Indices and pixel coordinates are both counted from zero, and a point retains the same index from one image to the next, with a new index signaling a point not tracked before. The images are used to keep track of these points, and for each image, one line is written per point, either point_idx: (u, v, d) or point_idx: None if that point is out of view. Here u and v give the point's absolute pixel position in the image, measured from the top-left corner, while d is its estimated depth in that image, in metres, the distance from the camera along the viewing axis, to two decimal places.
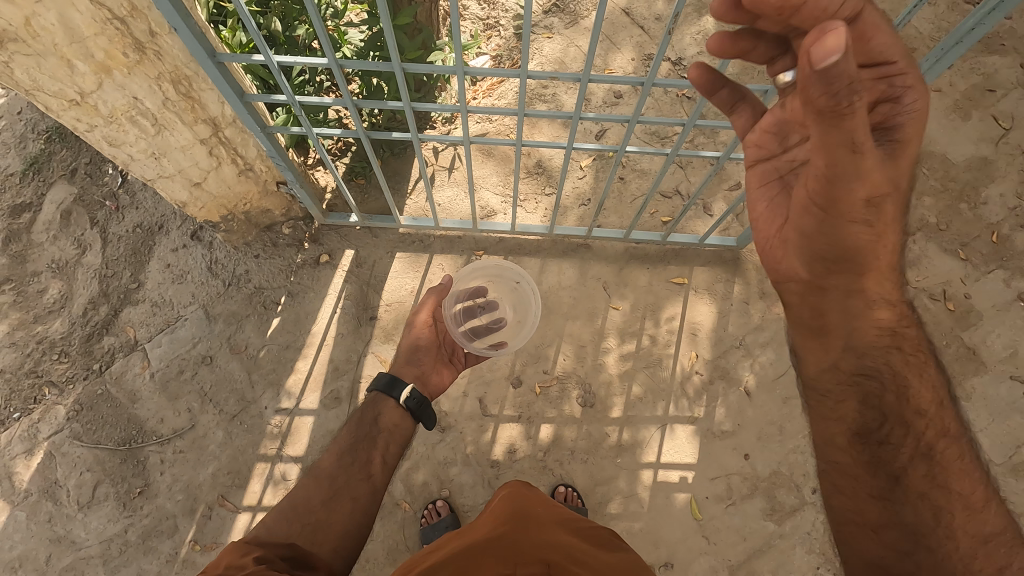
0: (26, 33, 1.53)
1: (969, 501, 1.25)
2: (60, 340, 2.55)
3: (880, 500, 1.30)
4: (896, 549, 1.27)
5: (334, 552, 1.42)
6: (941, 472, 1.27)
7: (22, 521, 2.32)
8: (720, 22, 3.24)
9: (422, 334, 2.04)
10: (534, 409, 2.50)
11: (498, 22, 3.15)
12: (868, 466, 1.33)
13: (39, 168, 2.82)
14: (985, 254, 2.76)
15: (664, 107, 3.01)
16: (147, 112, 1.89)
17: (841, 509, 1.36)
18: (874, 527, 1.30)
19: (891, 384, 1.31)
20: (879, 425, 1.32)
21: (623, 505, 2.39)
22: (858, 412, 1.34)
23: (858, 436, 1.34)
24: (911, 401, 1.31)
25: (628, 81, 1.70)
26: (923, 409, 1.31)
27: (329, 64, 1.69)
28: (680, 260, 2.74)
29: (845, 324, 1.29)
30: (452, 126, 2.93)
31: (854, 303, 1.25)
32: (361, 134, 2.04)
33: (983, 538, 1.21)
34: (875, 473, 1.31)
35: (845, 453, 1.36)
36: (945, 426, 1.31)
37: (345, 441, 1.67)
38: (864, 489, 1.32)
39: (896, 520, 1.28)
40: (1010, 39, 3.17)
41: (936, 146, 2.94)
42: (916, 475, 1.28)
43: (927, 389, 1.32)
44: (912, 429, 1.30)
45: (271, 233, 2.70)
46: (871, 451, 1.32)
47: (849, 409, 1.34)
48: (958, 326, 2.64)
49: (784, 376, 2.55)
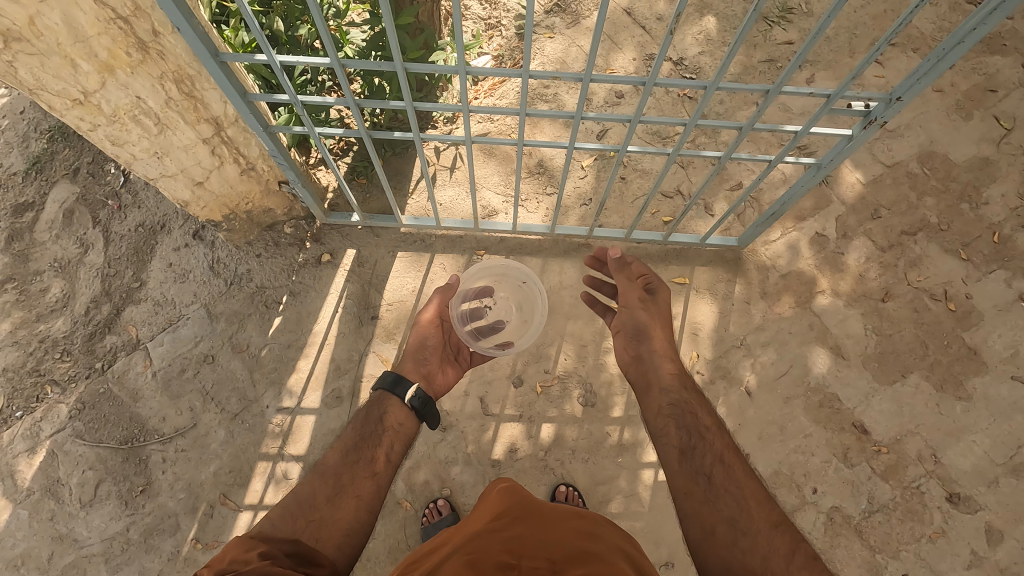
0: (30, 33, 1.54)
1: (756, 493, 1.52)
2: (62, 339, 2.56)
3: (706, 501, 1.51)
4: (728, 543, 1.42)
5: (338, 550, 1.41)
6: (733, 472, 1.57)
7: (24, 519, 2.32)
8: (722, 22, 3.24)
9: (429, 334, 2.02)
10: (535, 408, 2.51)
11: (500, 22, 3.16)
12: (691, 478, 1.57)
13: (42, 168, 2.83)
14: (986, 255, 2.76)
15: (666, 106, 3.01)
16: (150, 111, 1.89)
17: (693, 529, 1.49)
18: (712, 527, 1.46)
19: (687, 413, 1.73)
20: (689, 443, 1.65)
21: (624, 505, 2.39)
22: (677, 437, 1.68)
23: (681, 456, 1.63)
24: (699, 420, 1.71)
25: (630, 81, 1.70)
26: (708, 428, 1.70)
27: (331, 64, 1.69)
28: (681, 260, 2.74)
29: (658, 376, 1.85)
30: (453, 125, 2.93)
31: (654, 365, 1.88)
32: (363, 133, 2.04)
33: (775, 520, 1.45)
34: (698, 482, 1.55)
35: (677, 473, 1.61)
36: (726, 442, 1.66)
37: (350, 438, 1.66)
38: (697, 495, 1.53)
39: (720, 515, 1.47)
40: (1011, 39, 3.17)
41: (937, 146, 2.94)
42: (719, 476, 1.56)
43: (709, 415, 1.75)
44: (706, 442, 1.65)
45: (273, 233, 2.70)
46: (691, 465, 1.60)
47: (670, 438, 1.69)
48: (959, 326, 2.64)
49: (785, 376, 2.56)
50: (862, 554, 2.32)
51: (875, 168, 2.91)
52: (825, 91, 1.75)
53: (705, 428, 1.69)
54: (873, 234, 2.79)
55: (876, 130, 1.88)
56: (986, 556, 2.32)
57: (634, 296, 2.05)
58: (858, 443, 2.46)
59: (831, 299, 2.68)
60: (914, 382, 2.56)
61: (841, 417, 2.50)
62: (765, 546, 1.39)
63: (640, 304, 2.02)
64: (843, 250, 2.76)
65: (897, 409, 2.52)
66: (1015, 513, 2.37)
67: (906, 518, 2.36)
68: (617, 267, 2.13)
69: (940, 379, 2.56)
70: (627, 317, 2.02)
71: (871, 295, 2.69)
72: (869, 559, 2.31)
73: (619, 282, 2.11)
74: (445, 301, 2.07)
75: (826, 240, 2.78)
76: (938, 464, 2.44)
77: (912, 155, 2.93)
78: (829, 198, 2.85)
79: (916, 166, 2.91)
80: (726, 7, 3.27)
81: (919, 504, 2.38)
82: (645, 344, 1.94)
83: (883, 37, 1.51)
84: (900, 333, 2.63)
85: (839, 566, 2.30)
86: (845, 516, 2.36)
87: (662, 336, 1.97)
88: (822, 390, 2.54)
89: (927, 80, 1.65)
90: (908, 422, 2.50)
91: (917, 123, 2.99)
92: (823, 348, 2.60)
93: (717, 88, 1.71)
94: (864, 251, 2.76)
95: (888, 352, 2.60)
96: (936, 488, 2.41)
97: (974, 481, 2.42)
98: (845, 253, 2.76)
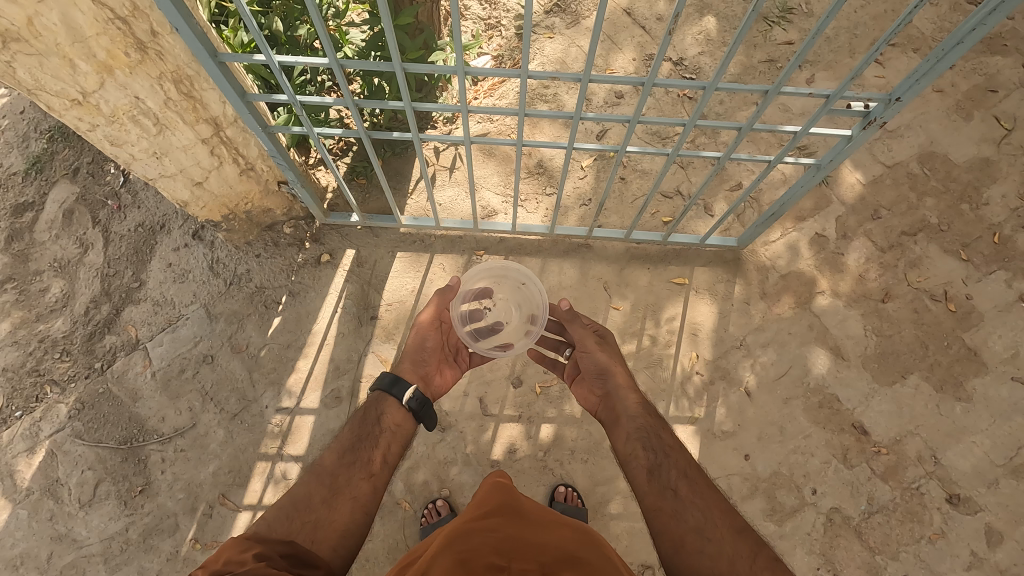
0: (29, 33, 1.54)
1: (721, 503, 1.53)
2: (62, 339, 2.56)
3: (674, 514, 1.51)
4: (696, 550, 1.42)
5: (334, 551, 1.40)
6: (698, 485, 1.57)
7: (24, 519, 2.32)
8: (722, 22, 3.24)
9: (429, 335, 2.01)
10: (534, 409, 2.51)
11: (500, 22, 3.16)
12: (659, 493, 1.57)
13: (41, 168, 2.83)
14: (986, 255, 2.75)
15: (666, 107, 3.01)
16: (149, 112, 1.89)
17: (663, 544, 1.47)
18: (681, 538, 1.45)
19: (652, 433, 1.73)
20: (655, 461, 1.64)
21: (624, 505, 2.38)
22: (644, 457, 1.66)
23: (649, 474, 1.62)
24: (664, 440, 1.71)
25: (629, 81, 1.69)
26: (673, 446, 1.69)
27: (330, 64, 1.69)
28: (680, 260, 2.74)
29: (624, 407, 1.83)
30: (453, 125, 2.93)
31: (619, 399, 1.87)
32: (362, 134, 2.03)
33: (739, 526, 1.47)
34: (666, 497, 1.55)
35: (646, 492, 1.59)
36: (690, 459, 1.67)
37: (347, 439, 1.66)
38: (666, 509, 1.53)
39: (687, 526, 1.47)
40: (1012, 39, 3.17)
41: (937, 146, 2.94)
42: (685, 489, 1.56)
43: (672, 434, 1.75)
44: (671, 458, 1.65)
45: (273, 233, 2.70)
46: (658, 482, 1.59)
47: (638, 459, 1.67)
48: (959, 327, 2.64)
49: (784, 376, 2.55)
50: (861, 555, 2.31)
51: (875, 168, 2.90)
52: (824, 91, 1.75)
53: (670, 447, 1.69)
54: (873, 234, 2.79)
55: (875, 130, 1.88)
56: (986, 558, 2.31)
57: (590, 339, 2.02)
58: (857, 444, 2.46)
59: (831, 300, 2.67)
60: (914, 383, 2.55)
61: (841, 417, 2.50)
62: (729, 551, 1.41)
63: (597, 345, 2.00)
64: (843, 251, 2.76)
65: (897, 409, 2.51)
66: (1014, 514, 2.37)
67: (905, 519, 2.36)
68: (568, 318, 2.06)
69: (940, 380, 2.56)
70: (586, 360, 2.00)
71: (871, 295, 2.68)
72: (869, 560, 2.31)
73: (573, 332, 2.06)
74: (444, 303, 2.06)
75: (826, 240, 2.77)
76: (938, 465, 2.43)
77: (912, 155, 2.93)
78: (829, 199, 2.85)
79: (916, 166, 2.90)
80: (726, 8, 3.27)
81: (918, 505, 2.38)
82: (609, 381, 1.93)
83: (882, 37, 1.50)
84: (899, 334, 2.63)
85: (838, 567, 2.30)
86: (845, 516, 2.36)
87: (623, 371, 1.96)
88: (822, 391, 2.53)
89: (927, 80, 1.65)
90: (908, 423, 2.49)
91: (917, 123, 2.98)
92: (823, 349, 2.60)
93: (716, 88, 1.71)
94: (864, 252, 2.76)
95: (888, 352, 2.59)
96: (936, 489, 2.40)
97: (974, 482, 2.41)
98: (845, 254, 2.75)
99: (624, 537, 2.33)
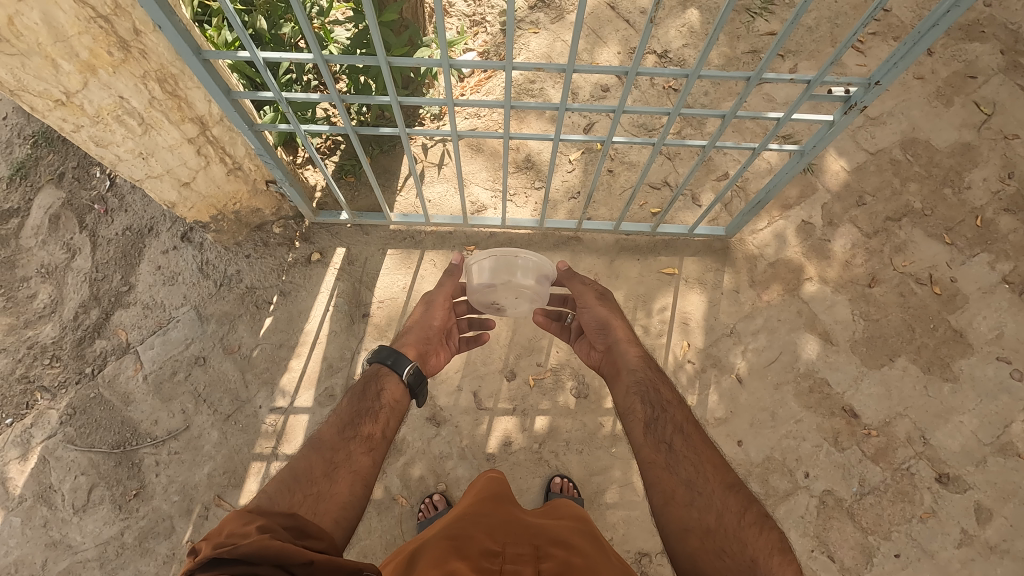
0: (9, 32, 1.52)
1: (713, 458, 1.58)
2: (51, 344, 2.54)
3: (668, 467, 1.55)
4: (685, 503, 1.46)
5: (335, 523, 1.39)
6: (692, 439, 1.63)
7: (17, 526, 2.30)
8: (704, 15, 3.27)
9: (438, 316, 2.08)
10: (528, 401, 2.52)
11: (484, 18, 3.17)
12: (654, 447, 1.62)
13: (26, 173, 2.81)
14: (969, 239, 2.79)
15: (651, 98, 3.04)
16: (134, 111, 1.89)
17: (654, 495, 1.51)
18: (672, 491, 1.49)
19: (650, 388, 1.78)
20: (652, 415, 1.70)
21: (620, 494, 2.40)
22: (642, 410, 1.72)
23: (646, 427, 1.67)
24: (662, 395, 1.77)
25: (614, 71, 1.66)
26: (667, 408, 1.73)
27: (315, 59, 1.64)
28: (669, 251, 2.77)
29: (624, 360, 1.90)
30: (440, 122, 2.96)
31: (620, 351, 1.93)
32: (350, 129, 1.99)
33: (729, 481, 1.52)
34: (660, 450, 1.60)
35: (641, 445, 1.64)
36: (688, 414, 1.73)
37: (346, 414, 1.66)
38: (660, 462, 1.57)
39: (679, 478, 1.52)
40: (989, 26, 3.22)
41: (920, 132, 2.98)
42: (679, 443, 1.62)
43: (671, 390, 1.81)
44: (668, 413, 1.71)
45: (262, 233, 2.70)
46: (654, 435, 1.64)
47: (636, 413, 1.73)
48: (946, 310, 2.67)
49: (775, 363, 2.58)
50: (854, 536, 2.34)
51: (859, 155, 2.94)
52: (805, 77, 1.73)
53: (667, 402, 1.75)
54: (858, 221, 2.82)
55: (856, 115, 1.89)
56: (976, 534, 2.34)
57: (590, 293, 2.08)
58: (847, 427, 2.49)
59: (819, 286, 2.70)
60: (902, 365, 2.59)
61: (831, 401, 2.53)
62: (718, 504, 1.46)
63: (596, 300, 2.06)
64: (829, 237, 2.79)
65: (886, 392, 2.55)
66: (1002, 491, 2.41)
67: (896, 499, 2.39)
68: (567, 277, 2.14)
69: (927, 362, 2.59)
70: (587, 315, 2.05)
71: (857, 281, 2.72)
72: (862, 541, 2.33)
73: (573, 289, 2.12)
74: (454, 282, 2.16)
75: (812, 228, 2.81)
76: (927, 446, 2.47)
77: (895, 142, 2.97)
78: (815, 187, 2.88)
79: (899, 153, 2.94)
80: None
81: (909, 485, 2.41)
82: (609, 336, 1.99)
83: (860, 20, 1.48)
84: (887, 318, 2.66)
85: (832, 548, 2.32)
86: (837, 498, 2.38)
87: (623, 324, 2.02)
88: (811, 375, 2.57)
89: (905, 64, 1.66)
90: (896, 405, 2.53)
91: (900, 110, 3.02)
92: (812, 335, 2.63)
93: (699, 76, 1.69)
94: (849, 238, 2.79)
95: (876, 336, 2.63)
96: (925, 469, 2.43)
97: (962, 461, 2.45)
98: (831, 240, 2.79)
99: (620, 526, 2.35)
